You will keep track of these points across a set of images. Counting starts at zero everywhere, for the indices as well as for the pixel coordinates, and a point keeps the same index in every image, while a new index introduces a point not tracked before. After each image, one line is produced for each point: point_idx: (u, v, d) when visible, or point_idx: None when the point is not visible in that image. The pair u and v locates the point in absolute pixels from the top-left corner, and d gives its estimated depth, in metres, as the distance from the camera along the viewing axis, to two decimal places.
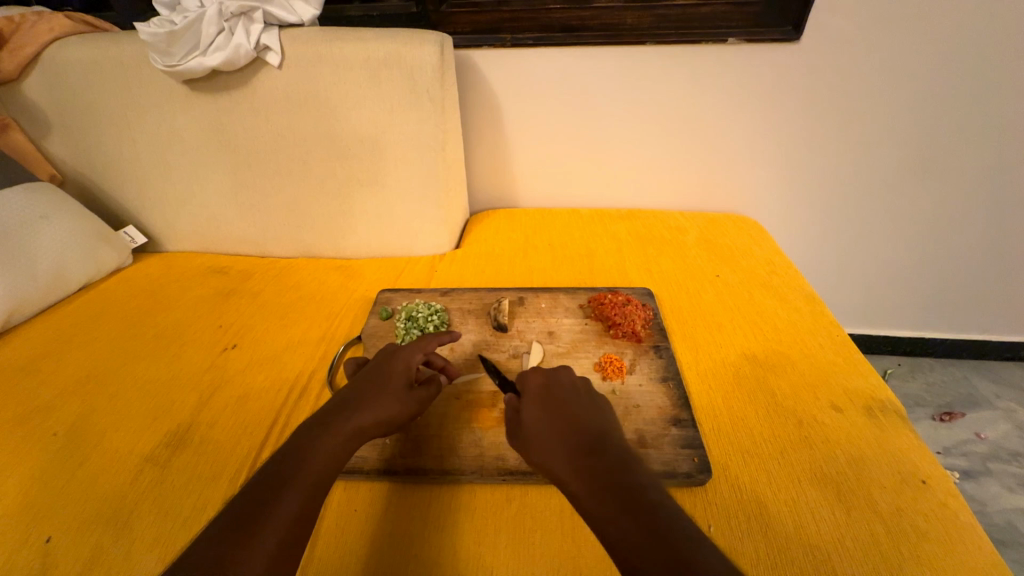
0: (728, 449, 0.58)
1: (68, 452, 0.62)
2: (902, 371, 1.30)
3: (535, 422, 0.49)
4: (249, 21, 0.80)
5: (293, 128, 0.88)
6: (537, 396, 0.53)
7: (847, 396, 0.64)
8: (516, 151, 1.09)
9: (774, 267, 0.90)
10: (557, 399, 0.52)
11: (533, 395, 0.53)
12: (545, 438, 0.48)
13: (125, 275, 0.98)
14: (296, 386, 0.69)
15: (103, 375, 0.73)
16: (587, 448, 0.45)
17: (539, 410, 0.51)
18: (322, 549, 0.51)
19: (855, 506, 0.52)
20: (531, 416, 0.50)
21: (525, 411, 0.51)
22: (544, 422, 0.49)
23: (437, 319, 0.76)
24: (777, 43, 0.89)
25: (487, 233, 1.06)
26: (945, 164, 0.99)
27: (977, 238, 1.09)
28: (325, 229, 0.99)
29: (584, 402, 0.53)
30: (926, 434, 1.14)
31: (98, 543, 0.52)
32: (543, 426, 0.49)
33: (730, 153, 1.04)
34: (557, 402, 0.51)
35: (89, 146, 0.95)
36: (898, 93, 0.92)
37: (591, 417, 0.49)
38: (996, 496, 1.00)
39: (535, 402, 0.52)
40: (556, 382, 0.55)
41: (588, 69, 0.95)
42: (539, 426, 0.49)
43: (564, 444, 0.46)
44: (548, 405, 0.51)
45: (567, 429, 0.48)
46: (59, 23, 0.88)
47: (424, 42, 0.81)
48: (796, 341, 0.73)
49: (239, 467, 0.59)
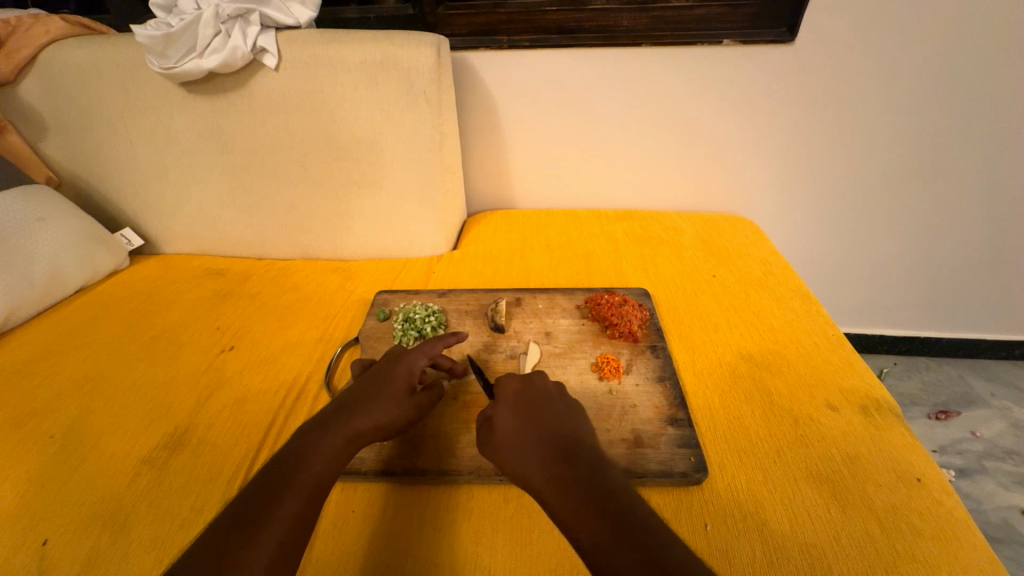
0: (724, 449, 0.59)
1: (66, 454, 0.62)
2: (898, 370, 1.31)
3: (509, 428, 0.50)
4: (245, 23, 0.81)
5: (290, 130, 0.88)
6: (513, 400, 0.54)
7: (843, 395, 0.65)
8: (514, 152, 1.09)
9: (769, 267, 0.91)
10: (531, 404, 0.53)
11: (508, 399, 0.54)
12: (518, 445, 0.49)
13: (122, 277, 0.98)
14: (294, 387, 0.70)
15: (101, 376, 0.73)
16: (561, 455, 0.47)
17: (514, 415, 0.51)
18: (320, 550, 0.51)
19: (852, 504, 0.52)
20: (505, 422, 0.51)
21: (499, 415, 0.52)
22: (520, 428, 0.50)
23: (435, 320, 0.76)
24: (771, 44, 0.89)
25: (484, 234, 1.06)
26: (939, 164, 1.00)
27: (971, 237, 1.10)
28: (322, 230, 0.99)
29: (560, 406, 0.54)
30: (923, 433, 1.14)
31: (96, 544, 0.52)
32: (519, 432, 0.50)
33: (726, 154, 1.05)
34: (532, 407, 0.52)
35: (86, 149, 0.95)
36: (893, 93, 0.93)
37: (570, 424, 0.51)
38: (992, 493, 1.01)
39: (510, 406, 0.53)
40: (530, 386, 0.56)
41: (584, 70, 0.96)
42: (513, 432, 0.50)
43: (541, 451, 0.47)
44: (524, 410, 0.52)
45: (542, 436, 0.49)
46: (55, 26, 0.88)
47: (421, 44, 0.81)
48: (792, 341, 0.74)
49: (238, 468, 0.59)
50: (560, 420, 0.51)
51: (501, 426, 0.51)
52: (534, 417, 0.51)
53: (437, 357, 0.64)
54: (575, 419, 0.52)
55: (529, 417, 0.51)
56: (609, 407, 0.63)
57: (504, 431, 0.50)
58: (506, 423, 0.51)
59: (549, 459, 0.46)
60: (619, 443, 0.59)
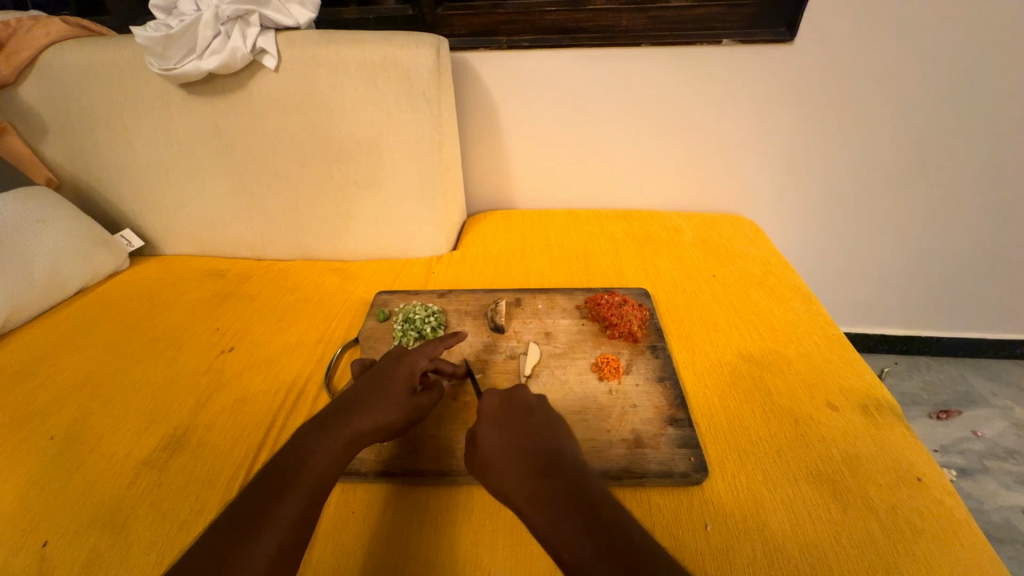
0: (724, 449, 0.59)
1: (66, 455, 0.62)
2: (899, 369, 1.30)
3: (494, 449, 0.49)
4: (245, 24, 0.81)
5: (289, 130, 0.88)
6: (496, 418, 0.52)
7: (843, 395, 0.65)
8: (513, 152, 1.09)
9: (769, 267, 0.91)
10: (511, 421, 0.52)
11: (492, 417, 0.52)
12: (503, 466, 0.47)
13: (122, 278, 0.98)
14: (294, 388, 0.69)
15: (101, 378, 0.73)
16: (538, 469, 0.45)
17: (497, 433, 0.50)
18: (320, 551, 0.51)
19: (851, 504, 0.52)
20: (490, 442, 0.50)
21: (482, 436, 0.51)
22: (501, 447, 0.49)
23: (435, 321, 0.76)
24: (771, 43, 0.89)
25: (484, 234, 1.06)
26: (941, 163, 1.00)
27: (973, 236, 1.10)
28: (322, 231, 0.99)
29: (538, 419, 0.52)
30: (924, 432, 1.14)
31: (96, 545, 0.52)
32: (501, 451, 0.49)
33: (726, 153, 1.05)
34: (515, 424, 0.51)
35: (85, 150, 0.95)
36: (894, 91, 0.92)
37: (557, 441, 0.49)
38: (994, 493, 1.00)
39: (494, 425, 0.51)
40: (512, 400, 0.54)
41: (584, 71, 0.96)
42: (495, 452, 0.49)
43: (525, 469, 0.46)
44: (505, 427, 0.51)
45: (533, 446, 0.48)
46: (55, 28, 0.88)
47: (420, 44, 0.81)
48: (791, 340, 0.74)
49: (237, 470, 0.59)
50: (539, 433, 0.50)
51: (485, 449, 0.50)
52: (514, 433, 0.50)
53: (439, 362, 0.64)
54: (554, 431, 0.51)
55: (508, 435, 0.50)
56: (609, 407, 0.63)
57: (489, 454, 0.49)
58: (490, 444, 0.50)
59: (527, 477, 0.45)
60: (619, 443, 0.59)
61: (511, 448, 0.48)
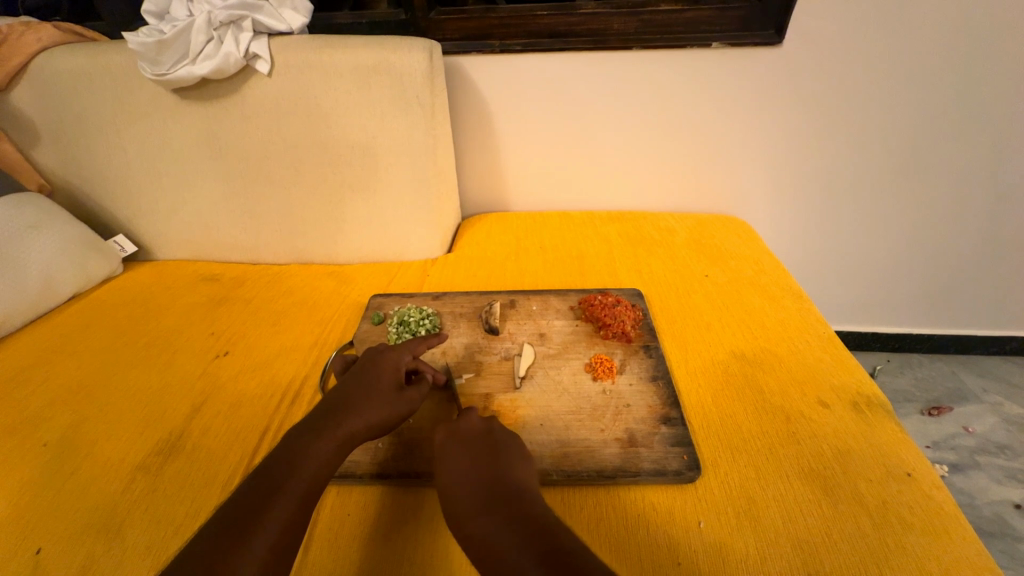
0: (716, 447, 0.59)
1: (58, 462, 0.62)
2: (891, 367, 1.32)
3: (464, 472, 0.49)
4: (237, 29, 0.81)
5: (284, 135, 0.89)
6: (470, 442, 0.53)
7: (834, 392, 0.65)
8: (507, 156, 1.10)
9: (760, 266, 0.92)
10: (471, 448, 0.52)
11: (465, 442, 0.53)
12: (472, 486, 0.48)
13: (115, 284, 0.98)
14: (289, 391, 0.70)
15: (96, 384, 0.73)
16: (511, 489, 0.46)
17: (455, 463, 0.51)
18: (316, 550, 0.51)
19: (843, 500, 0.53)
20: (459, 469, 0.50)
21: (452, 462, 0.51)
22: (464, 471, 0.49)
23: (429, 322, 0.76)
24: (762, 46, 0.90)
25: (479, 235, 1.07)
26: (936, 161, 1.01)
27: (967, 232, 1.11)
28: (316, 234, 0.99)
29: (499, 442, 0.53)
30: (916, 428, 1.15)
31: (90, 552, 0.52)
32: (461, 480, 0.49)
33: (720, 153, 1.05)
34: (481, 448, 0.52)
35: (81, 155, 0.95)
36: (888, 91, 0.93)
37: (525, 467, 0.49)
38: (984, 488, 1.02)
39: (467, 449, 0.52)
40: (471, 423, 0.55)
41: (576, 75, 0.97)
42: (457, 480, 0.49)
43: (493, 488, 0.47)
44: (464, 455, 0.51)
45: (501, 465, 0.49)
46: (47, 33, 0.88)
47: (412, 48, 0.82)
48: (782, 339, 0.74)
49: (232, 473, 0.59)
50: (502, 457, 0.50)
51: (450, 475, 0.50)
52: (474, 461, 0.50)
53: (420, 361, 0.65)
54: (517, 453, 0.52)
55: (466, 464, 0.50)
56: (603, 407, 0.64)
57: (454, 480, 0.49)
58: (453, 470, 0.50)
59: (498, 501, 0.45)
60: (613, 442, 0.59)
61: (471, 478, 0.49)
